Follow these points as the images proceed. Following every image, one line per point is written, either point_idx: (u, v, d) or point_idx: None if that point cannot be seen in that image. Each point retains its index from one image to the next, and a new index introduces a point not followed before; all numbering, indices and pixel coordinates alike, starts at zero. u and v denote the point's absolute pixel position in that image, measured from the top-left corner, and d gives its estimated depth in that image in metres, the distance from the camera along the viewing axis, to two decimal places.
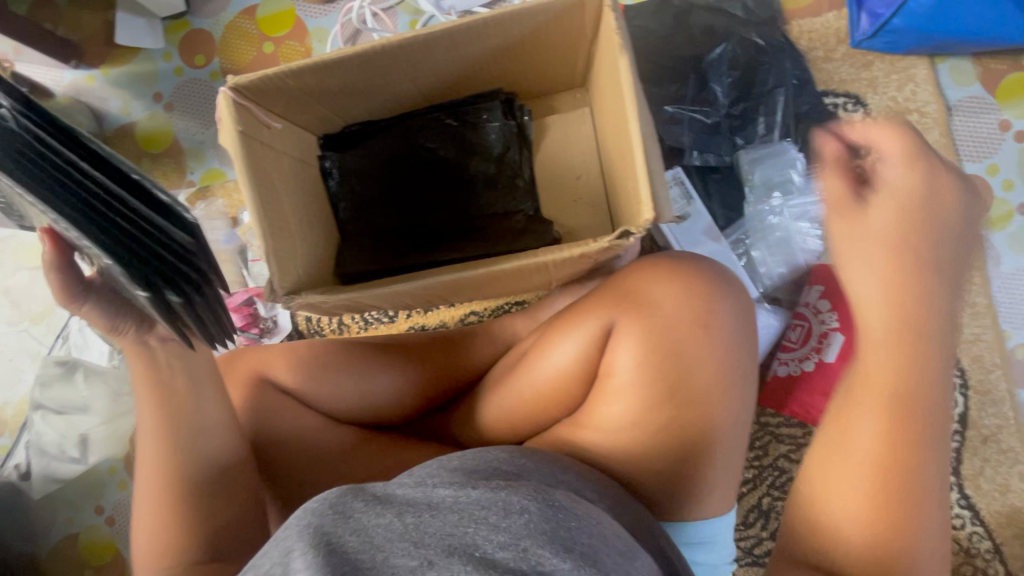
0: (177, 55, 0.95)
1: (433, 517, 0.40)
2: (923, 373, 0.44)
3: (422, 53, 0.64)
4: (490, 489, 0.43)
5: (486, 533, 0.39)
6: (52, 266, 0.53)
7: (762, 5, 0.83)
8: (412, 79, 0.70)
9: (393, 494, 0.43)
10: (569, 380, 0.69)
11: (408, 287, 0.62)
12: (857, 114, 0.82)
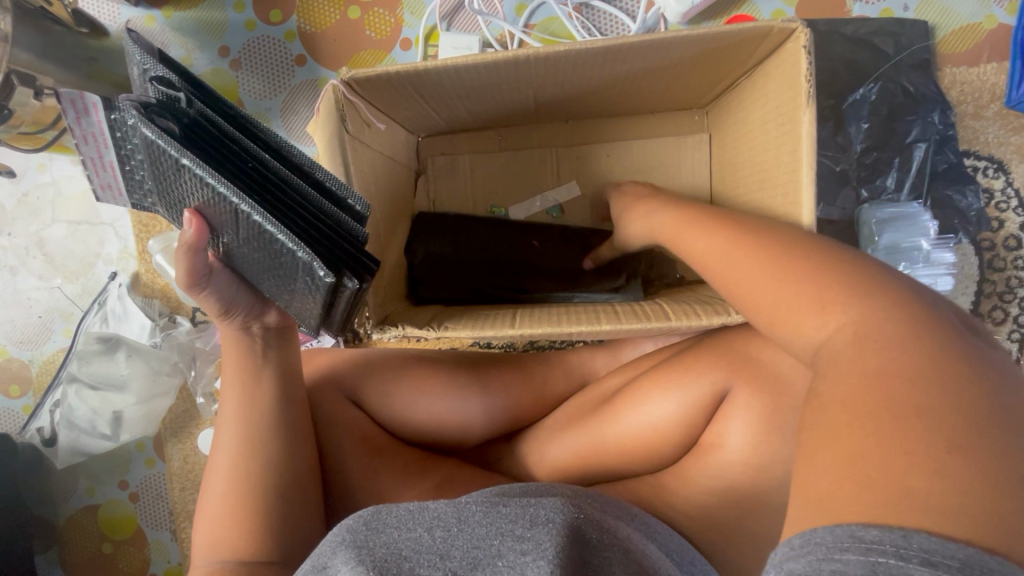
0: (251, 7, 0.85)
1: (461, 530, 0.39)
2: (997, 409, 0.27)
3: (571, 63, 0.57)
4: (519, 504, 0.42)
5: (511, 543, 0.37)
6: (187, 247, 0.44)
7: (916, 45, 0.74)
8: (536, 85, 0.62)
9: (426, 507, 0.42)
10: (663, 440, 0.61)
11: (518, 333, 0.56)
12: (996, 182, 0.76)
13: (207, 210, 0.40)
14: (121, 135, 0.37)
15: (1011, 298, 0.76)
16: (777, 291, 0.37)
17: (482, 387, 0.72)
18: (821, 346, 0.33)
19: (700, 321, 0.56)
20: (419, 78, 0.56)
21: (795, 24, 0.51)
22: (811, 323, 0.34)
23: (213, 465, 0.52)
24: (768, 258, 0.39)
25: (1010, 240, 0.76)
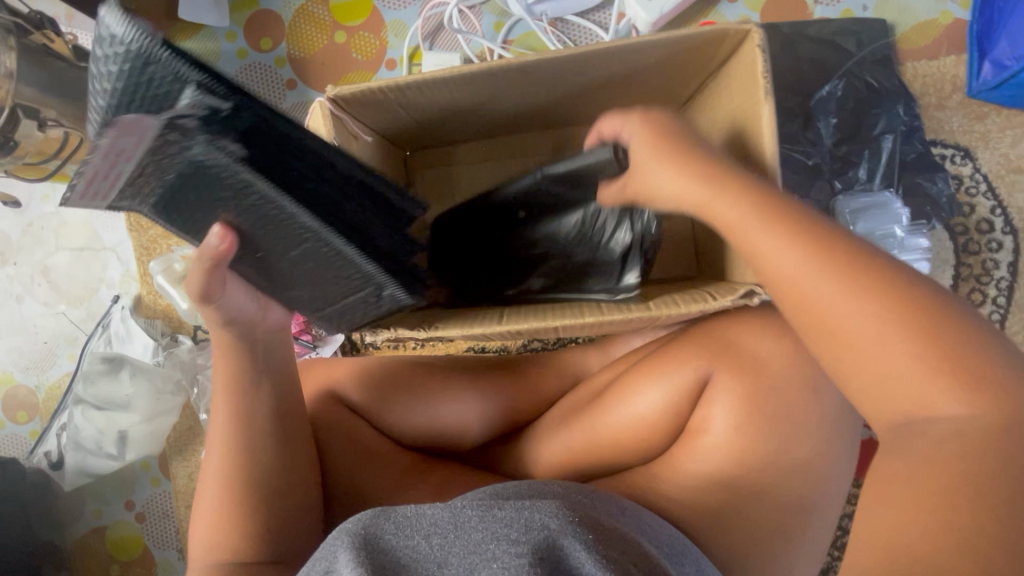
0: (242, 35, 0.89)
1: (458, 537, 0.40)
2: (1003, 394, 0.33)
3: (543, 72, 0.60)
4: (514, 506, 0.43)
5: (505, 547, 0.39)
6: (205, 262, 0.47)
7: (878, 42, 0.78)
8: (513, 94, 0.65)
9: (420, 513, 0.42)
10: (652, 429, 0.63)
11: (504, 329, 0.58)
12: (964, 168, 0.78)
13: (236, 207, 0.44)
14: (163, 150, 0.39)
15: (989, 280, 0.78)
16: (789, 262, 0.41)
17: (476, 389, 0.74)
18: (887, 377, 0.36)
19: (678, 308, 0.57)
20: (400, 92, 0.59)
21: (749, 26, 0.54)
22: (819, 296, 0.39)
23: (206, 469, 0.53)
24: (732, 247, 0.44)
25: (982, 224, 0.78)
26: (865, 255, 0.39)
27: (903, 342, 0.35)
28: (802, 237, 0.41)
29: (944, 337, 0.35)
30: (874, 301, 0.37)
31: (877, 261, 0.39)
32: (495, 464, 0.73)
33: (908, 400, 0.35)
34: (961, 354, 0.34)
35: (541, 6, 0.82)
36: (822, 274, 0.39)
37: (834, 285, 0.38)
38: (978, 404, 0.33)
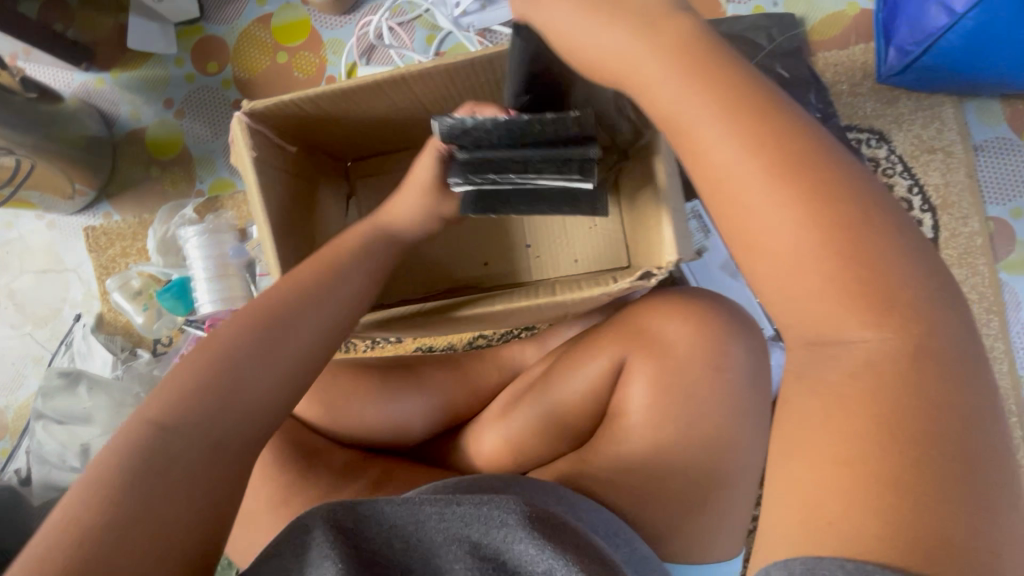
0: (189, 61, 0.93)
1: (425, 534, 0.44)
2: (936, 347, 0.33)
3: (452, 81, 0.62)
4: (474, 503, 0.45)
5: (466, 547, 0.42)
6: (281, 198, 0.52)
7: (788, 36, 0.81)
8: (427, 104, 0.68)
9: (382, 510, 0.45)
10: (575, 411, 0.66)
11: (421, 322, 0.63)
12: (880, 151, 0.81)
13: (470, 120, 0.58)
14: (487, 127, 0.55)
15: None
16: (732, 155, 0.35)
17: (416, 385, 0.76)
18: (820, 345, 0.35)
19: (582, 293, 0.61)
20: (315, 106, 0.62)
21: None
22: (755, 197, 0.35)
23: None
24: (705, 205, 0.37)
25: (902, 203, 0.81)
26: (808, 150, 0.34)
27: (831, 250, 0.33)
28: (748, 125, 0.35)
29: (866, 252, 0.33)
30: (806, 202, 0.34)
31: (818, 157, 0.34)
32: (439, 458, 0.75)
33: (818, 318, 0.34)
34: (879, 273, 0.33)
35: (467, 19, 0.85)
36: (764, 170, 0.34)
37: (774, 184, 0.34)
38: (886, 325, 0.33)
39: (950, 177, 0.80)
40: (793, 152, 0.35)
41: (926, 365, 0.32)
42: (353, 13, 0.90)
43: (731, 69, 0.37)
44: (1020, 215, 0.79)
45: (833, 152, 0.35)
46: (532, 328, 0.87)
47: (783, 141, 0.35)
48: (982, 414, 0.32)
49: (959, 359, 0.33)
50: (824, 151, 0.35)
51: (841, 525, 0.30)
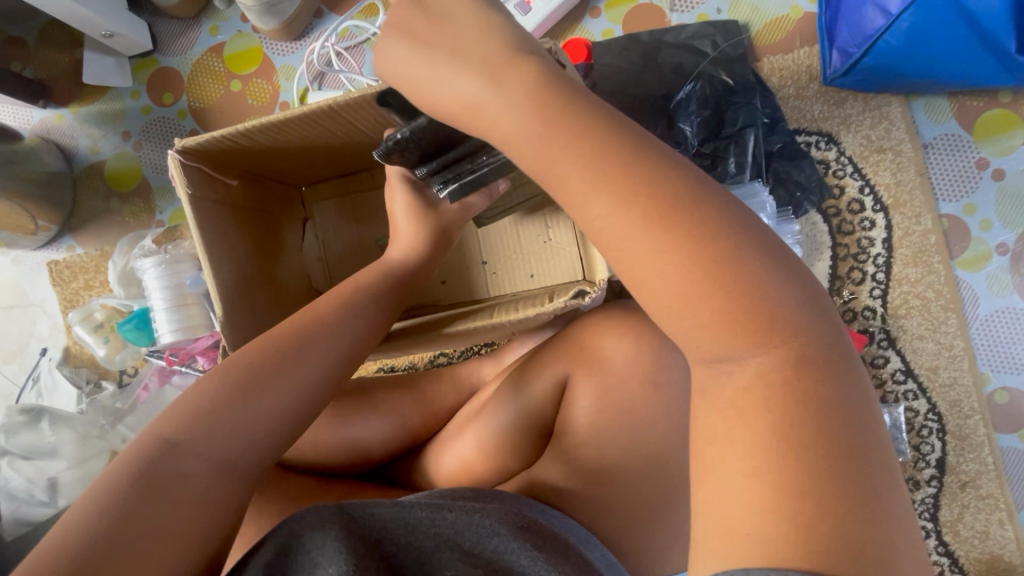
0: (145, 93, 0.94)
1: (415, 540, 0.47)
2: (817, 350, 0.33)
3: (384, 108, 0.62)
4: (462, 511, 0.50)
5: (459, 555, 0.47)
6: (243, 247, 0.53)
7: (732, 42, 0.81)
8: (361, 127, 0.66)
9: (372, 514, 0.48)
10: (523, 429, 0.65)
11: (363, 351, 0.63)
12: (830, 153, 0.81)
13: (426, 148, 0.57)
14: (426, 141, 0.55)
15: (866, 258, 0.81)
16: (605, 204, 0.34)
17: (372, 408, 0.76)
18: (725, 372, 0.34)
19: (518, 315, 0.60)
20: (250, 139, 0.63)
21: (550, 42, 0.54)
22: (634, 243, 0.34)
23: None
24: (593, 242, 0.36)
25: (853, 204, 0.81)
26: (676, 183, 0.34)
27: (711, 285, 0.32)
28: (613, 168, 0.34)
29: (738, 277, 0.33)
30: (678, 240, 0.33)
31: (684, 193, 0.33)
32: (396, 480, 0.74)
33: (717, 348, 0.33)
34: (753, 296, 0.32)
35: None
36: (635, 215, 0.33)
37: (648, 226, 0.33)
38: (773, 348, 0.32)
39: (901, 176, 0.80)
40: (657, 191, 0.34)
41: (813, 369, 0.32)
42: (303, 39, 0.91)
43: (592, 112, 0.36)
44: (972, 212, 0.80)
45: (697, 179, 0.35)
46: (491, 345, 0.87)
47: (648, 182, 0.33)
48: (863, 412, 0.32)
49: (838, 358, 0.33)
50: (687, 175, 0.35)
51: (759, 537, 0.29)
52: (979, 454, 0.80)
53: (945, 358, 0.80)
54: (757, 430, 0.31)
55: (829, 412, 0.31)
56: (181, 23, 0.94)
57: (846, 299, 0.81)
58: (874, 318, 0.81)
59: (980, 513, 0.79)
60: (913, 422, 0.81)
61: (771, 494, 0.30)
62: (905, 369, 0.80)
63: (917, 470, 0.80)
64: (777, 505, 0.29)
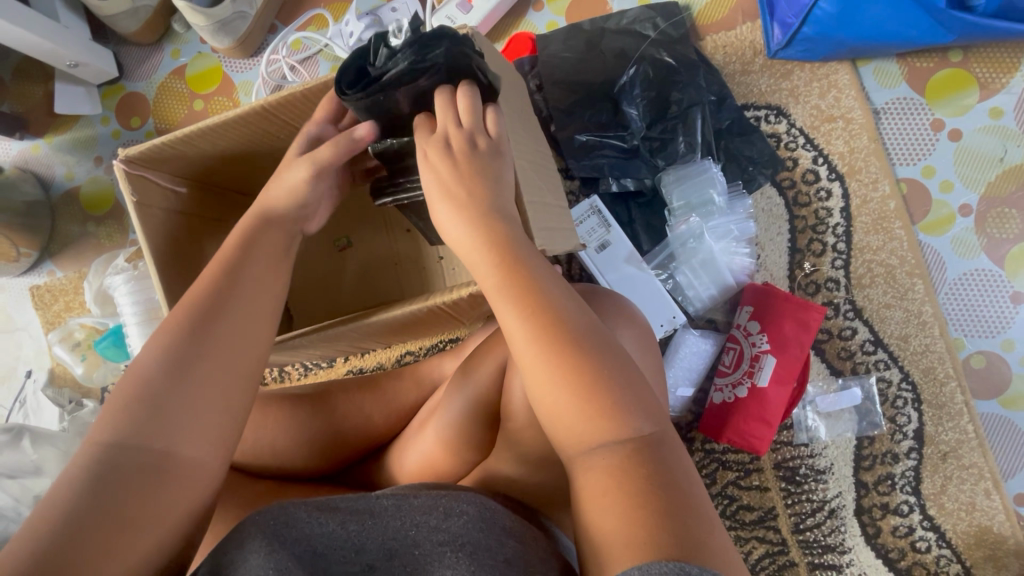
0: (114, 118, 0.98)
1: (375, 523, 0.47)
2: (640, 417, 0.43)
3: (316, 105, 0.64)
4: (431, 496, 0.50)
5: (426, 533, 0.47)
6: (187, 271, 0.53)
7: (674, 23, 0.81)
8: (298, 126, 0.68)
9: (338, 506, 0.48)
10: (476, 420, 0.65)
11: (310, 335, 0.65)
12: (781, 126, 0.80)
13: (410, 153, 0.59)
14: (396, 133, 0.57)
15: (825, 229, 0.79)
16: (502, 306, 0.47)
17: (334, 411, 0.76)
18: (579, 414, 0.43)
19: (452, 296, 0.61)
20: (190, 146, 0.65)
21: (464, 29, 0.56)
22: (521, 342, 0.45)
23: None
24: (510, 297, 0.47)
25: (808, 174, 0.80)
26: (548, 297, 0.46)
27: (575, 382, 0.43)
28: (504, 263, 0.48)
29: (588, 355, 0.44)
30: (546, 343, 0.44)
31: (556, 306, 0.46)
32: (362, 480, 0.74)
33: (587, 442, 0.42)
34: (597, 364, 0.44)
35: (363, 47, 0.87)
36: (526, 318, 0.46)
37: (538, 336, 0.45)
38: (620, 443, 0.42)
39: (855, 143, 0.79)
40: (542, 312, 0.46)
41: (638, 425, 0.42)
42: (260, 55, 0.94)
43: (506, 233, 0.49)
44: (931, 174, 0.78)
45: (565, 297, 0.47)
46: (456, 339, 0.87)
47: (532, 294, 0.46)
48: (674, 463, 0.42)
49: (676, 455, 0.42)
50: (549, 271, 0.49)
51: (620, 528, 0.38)
52: (959, 423, 0.77)
53: (914, 325, 0.78)
54: (615, 499, 0.39)
55: (675, 486, 0.40)
56: (145, 49, 0.97)
57: (808, 272, 0.80)
58: (837, 289, 0.79)
59: (964, 483, 0.77)
60: (886, 393, 0.79)
61: (629, 496, 0.39)
62: (874, 339, 0.79)
63: (895, 443, 0.78)
64: (645, 535, 0.37)
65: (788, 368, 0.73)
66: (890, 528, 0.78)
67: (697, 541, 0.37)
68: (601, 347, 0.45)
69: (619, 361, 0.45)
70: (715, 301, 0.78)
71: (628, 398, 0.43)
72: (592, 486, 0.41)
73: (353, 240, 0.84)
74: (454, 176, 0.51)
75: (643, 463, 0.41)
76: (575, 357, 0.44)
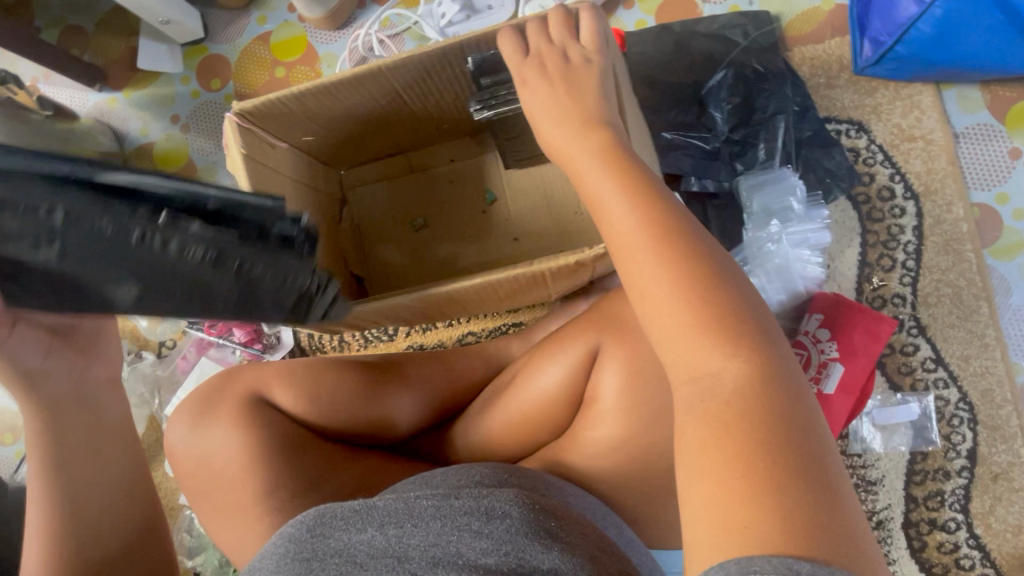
0: (194, 78, 0.99)
1: (413, 527, 0.48)
2: (779, 375, 0.39)
3: (425, 71, 0.68)
4: (471, 497, 0.50)
5: (468, 540, 0.46)
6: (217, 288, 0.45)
7: (764, 32, 0.83)
8: (400, 95, 0.72)
9: (375, 506, 0.50)
10: (556, 404, 0.66)
11: (410, 298, 0.67)
12: (860, 141, 0.82)
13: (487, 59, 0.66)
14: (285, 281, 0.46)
15: (896, 245, 0.81)
16: (620, 217, 0.46)
17: (403, 382, 0.76)
18: (701, 370, 0.40)
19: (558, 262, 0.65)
20: (298, 105, 0.67)
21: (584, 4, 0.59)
22: (632, 251, 0.45)
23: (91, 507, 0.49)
24: (644, 233, 0.45)
25: (883, 191, 0.82)
26: (669, 212, 0.45)
27: (703, 327, 0.41)
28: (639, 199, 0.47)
29: (720, 303, 0.41)
30: (668, 260, 0.43)
31: (676, 223, 0.45)
32: (427, 451, 0.76)
33: (688, 359, 0.41)
34: (732, 313, 0.41)
35: (453, 29, 0.89)
36: (655, 255, 0.43)
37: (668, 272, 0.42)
38: (743, 398, 0.38)
39: (932, 164, 0.81)
40: (676, 248, 0.44)
41: (768, 387, 0.39)
42: (346, 27, 0.95)
43: (639, 174, 0.48)
44: (1005, 200, 0.80)
45: (687, 217, 0.46)
46: (519, 324, 0.89)
47: (667, 229, 0.44)
48: (809, 431, 0.37)
49: (814, 422, 0.38)
50: (685, 211, 0.46)
51: (736, 491, 0.35)
52: (1012, 446, 0.79)
53: (976, 347, 0.79)
54: (736, 460, 0.36)
55: (782, 421, 0.37)
56: (231, 13, 0.98)
57: (875, 286, 0.81)
58: (903, 306, 0.81)
59: (1012, 505, 0.78)
60: (943, 411, 0.80)
61: (752, 459, 0.35)
62: (935, 357, 0.80)
63: (947, 460, 0.80)
64: (764, 502, 0.34)
65: (855, 377, 0.75)
66: (936, 543, 0.79)
67: (820, 519, 0.33)
68: (738, 297, 0.42)
69: (752, 314, 0.41)
70: (782, 307, 0.80)
71: (759, 351, 0.40)
72: (705, 442, 0.38)
73: (428, 220, 0.86)
74: (570, 108, 0.54)
75: (767, 425, 0.37)
76: (704, 301, 0.41)
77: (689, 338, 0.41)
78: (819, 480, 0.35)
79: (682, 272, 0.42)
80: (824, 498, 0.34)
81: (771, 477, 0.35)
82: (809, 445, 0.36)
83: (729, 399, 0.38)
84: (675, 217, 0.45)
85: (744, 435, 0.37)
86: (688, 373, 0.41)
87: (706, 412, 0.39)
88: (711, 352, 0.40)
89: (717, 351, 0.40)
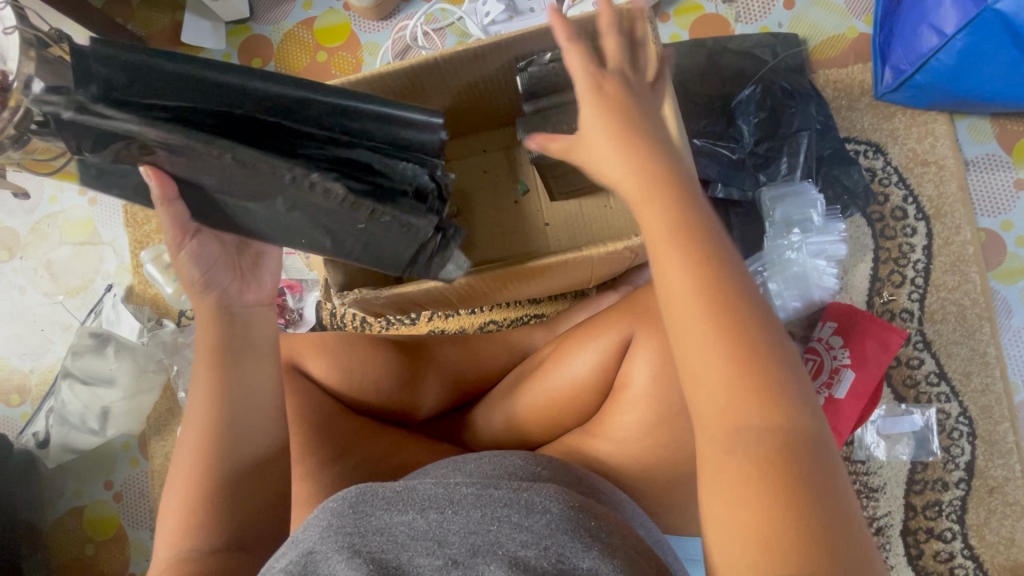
0: (235, 57, 1.01)
1: (455, 513, 0.46)
2: (810, 418, 0.37)
3: (470, 65, 0.71)
4: (512, 489, 0.48)
5: (509, 532, 0.44)
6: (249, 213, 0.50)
7: (792, 53, 0.88)
8: (445, 86, 0.75)
9: (416, 488, 0.48)
10: (585, 389, 0.68)
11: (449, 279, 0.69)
12: (877, 162, 0.87)
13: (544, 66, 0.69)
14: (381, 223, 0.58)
15: (906, 262, 0.86)
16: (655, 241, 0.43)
17: (432, 361, 0.78)
18: (733, 408, 0.38)
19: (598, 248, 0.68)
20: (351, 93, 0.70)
21: None
22: (667, 279, 0.41)
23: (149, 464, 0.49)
24: (678, 253, 0.42)
25: (896, 211, 0.86)
26: (702, 234, 0.42)
27: (735, 363, 0.38)
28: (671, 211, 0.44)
29: (754, 340, 0.38)
30: (699, 288, 0.40)
31: (718, 257, 0.41)
32: (448, 432, 0.76)
33: (718, 397, 0.38)
34: (770, 350, 0.38)
35: (496, 28, 0.92)
36: (687, 282, 0.40)
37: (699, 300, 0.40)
38: (774, 444, 0.36)
39: (943, 188, 0.86)
40: (711, 276, 0.40)
41: (800, 428, 0.37)
42: (391, 19, 0.98)
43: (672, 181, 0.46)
44: (1009, 227, 0.84)
45: (721, 238, 0.43)
46: (540, 315, 0.92)
47: (699, 251, 0.41)
48: (839, 478, 0.36)
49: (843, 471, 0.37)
50: (718, 230, 0.43)
51: (766, 536, 0.34)
52: (1008, 460, 0.82)
53: (978, 364, 0.83)
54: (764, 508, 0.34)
55: (813, 470, 0.36)
56: None
57: (885, 300, 0.85)
58: (911, 320, 0.85)
59: (1006, 518, 0.81)
60: (944, 423, 0.83)
61: (787, 501, 0.34)
62: (939, 372, 0.84)
63: (946, 472, 0.83)
64: (793, 555, 0.33)
65: (864, 385, 0.78)
66: (932, 551, 0.82)
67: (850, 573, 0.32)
68: (776, 331, 0.39)
69: (787, 352, 0.39)
70: (799, 315, 0.83)
71: (791, 391, 0.38)
72: (733, 480, 0.36)
73: (463, 209, 0.89)
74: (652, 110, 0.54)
75: (800, 472, 0.35)
76: (739, 335, 0.38)
77: (720, 372, 0.38)
78: (847, 531, 0.34)
79: (713, 302, 0.39)
80: (855, 555, 0.33)
81: (805, 529, 0.33)
82: (841, 495, 0.35)
83: (759, 441, 0.37)
84: (708, 236, 0.42)
85: (774, 483, 0.35)
86: (719, 415, 0.38)
87: (733, 457, 0.37)
88: (741, 393, 0.38)
89: (748, 391, 0.38)
